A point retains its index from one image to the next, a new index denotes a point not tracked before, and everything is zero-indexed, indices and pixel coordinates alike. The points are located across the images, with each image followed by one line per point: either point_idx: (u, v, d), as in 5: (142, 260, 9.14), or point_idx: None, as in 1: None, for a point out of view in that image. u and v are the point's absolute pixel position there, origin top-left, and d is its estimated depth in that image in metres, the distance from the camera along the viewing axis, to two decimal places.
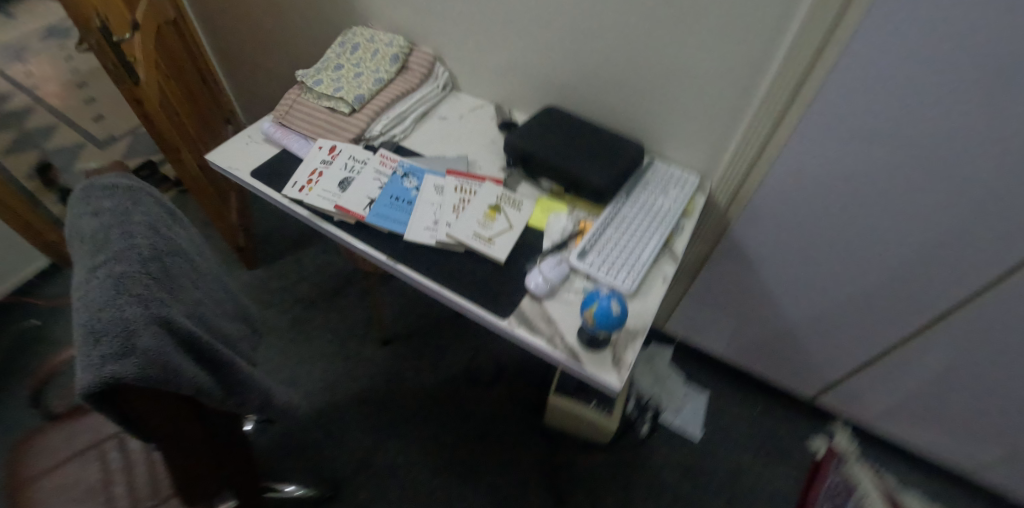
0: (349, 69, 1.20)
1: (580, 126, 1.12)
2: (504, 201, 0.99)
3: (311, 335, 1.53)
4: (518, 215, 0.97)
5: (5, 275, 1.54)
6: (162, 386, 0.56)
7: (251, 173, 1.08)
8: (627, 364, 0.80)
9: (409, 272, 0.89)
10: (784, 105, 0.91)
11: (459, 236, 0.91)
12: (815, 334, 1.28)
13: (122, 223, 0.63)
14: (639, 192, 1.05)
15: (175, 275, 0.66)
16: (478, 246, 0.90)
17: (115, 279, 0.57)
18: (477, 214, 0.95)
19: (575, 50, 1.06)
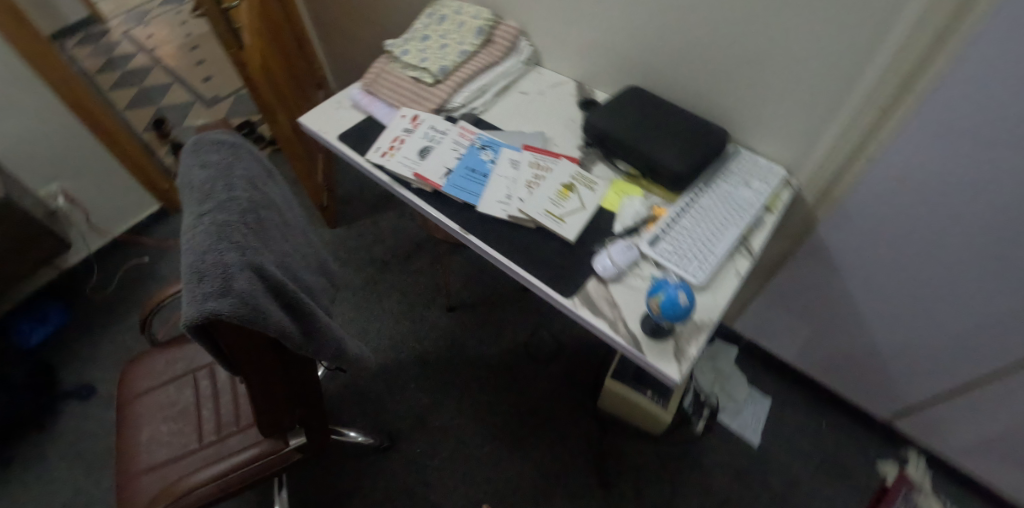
0: (435, 40, 1.22)
1: (663, 108, 1.07)
2: (579, 180, 0.98)
3: (379, 295, 1.62)
4: (592, 196, 0.96)
5: (125, 215, 1.75)
6: (253, 325, 0.58)
7: (339, 137, 1.15)
8: (689, 357, 0.78)
9: (480, 244, 0.92)
10: (892, 96, 0.84)
11: (531, 212, 0.91)
12: (900, 352, 1.18)
13: (226, 177, 0.67)
14: (719, 182, 0.99)
15: (268, 229, 0.69)
16: (549, 223, 0.90)
17: (218, 226, 0.60)
18: (551, 191, 0.95)
19: (664, 31, 1.01)
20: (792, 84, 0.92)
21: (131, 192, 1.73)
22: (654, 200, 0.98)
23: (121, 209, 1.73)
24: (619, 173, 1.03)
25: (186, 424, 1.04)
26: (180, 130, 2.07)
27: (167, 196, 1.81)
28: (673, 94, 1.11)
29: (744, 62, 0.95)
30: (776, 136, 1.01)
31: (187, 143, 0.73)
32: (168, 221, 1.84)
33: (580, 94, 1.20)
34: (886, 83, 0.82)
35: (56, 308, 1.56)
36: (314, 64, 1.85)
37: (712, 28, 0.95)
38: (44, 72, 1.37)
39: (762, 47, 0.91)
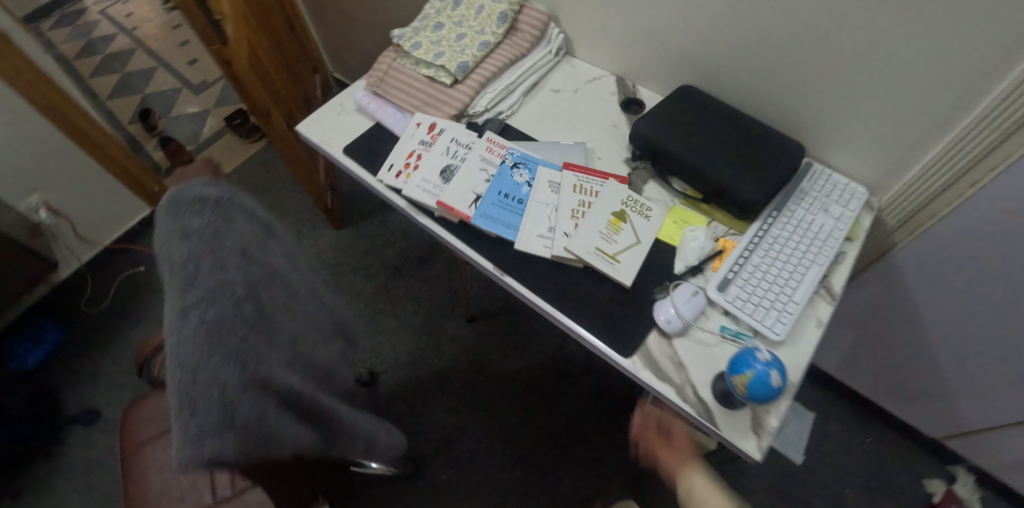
0: (450, 30, 1.05)
1: (723, 114, 0.91)
2: (631, 206, 0.84)
3: (395, 307, 1.51)
4: (647, 228, 0.83)
5: (115, 223, 1.61)
6: (264, 453, 0.48)
7: (345, 150, 0.99)
8: (769, 430, 0.66)
9: (519, 288, 0.79)
10: (1016, 124, 0.68)
11: (579, 250, 0.78)
12: (969, 384, 1.07)
13: (214, 251, 0.53)
14: (794, 207, 0.85)
15: (271, 312, 0.56)
16: (602, 264, 0.77)
17: (208, 328, 0.47)
18: (599, 222, 0.81)
19: (727, 24, 0.84)
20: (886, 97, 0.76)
21: (119, 196, 1.59)
22: (718, 230, 0.85)
23: (110, 216, 1.59)
24: (675, 195, 0.89)
25: (199, 477, 0.96)
26: (169, 121, 1.90)
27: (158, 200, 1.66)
28: (732, 97, 0.94)
29: (825, 69, 0.79)
30: (859, 151, 0.86)
31: (162, 197, 0.58)
32: None
33: (622, 92, 1.04)
34: (1011, 104, 0.67)
35: (51, 326, 1.45)
36: (309, 46, 1.66)
37: (787, 28, 0.78)
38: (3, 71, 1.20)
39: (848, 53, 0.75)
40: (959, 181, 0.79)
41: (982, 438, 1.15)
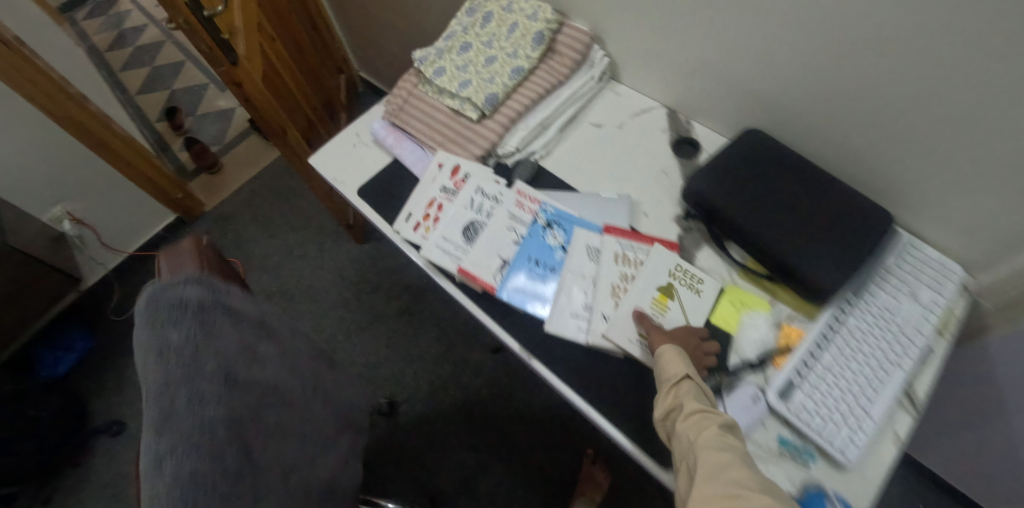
0: (479, 53, 0.92)
1: (794, 170, 0.77)
2: (680, 278, 0.73)
3: (417, 332, 1.44)
4: (699, 307, 0.71)
5: (139, 230, 1.58)
6: None
7: (360, 192, 0.90)
8: None
9: (548, 375, 0.69)
10: None
11: (619, 337, 0.67)
12: None
13: (194, 377, 0.46)
14: (873, 291, 0.73)
15: (257, 450, 0.49)
16: (647, 356, 0.66)
17: (184, 488, 0.40)
18: (641, 299, 0.70)
19: (815, 65, 0.69)
20: (1013, 176, 0.60)
21: (141, 202, 1.55)
22: (781, 313, 0.73)
23: (133, 224, 1.56)
24: (732, 265, 0.77)
25: None
26: (195, 119, 1.85)
27: (182, 204, 1.63)
28: (809, 147, 0.80)
29: (938, 130, 0.63)
30: (961, 228, 0.70)
31: (145, 289, 0.51)
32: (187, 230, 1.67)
33: (674, 129, 0.90)
34: None
35: (79, 335, 1.46)
36: (331, 47, 1.55)
37: (893, 79, 0.63)
38: (16, 82, 1.16)
39: (972, 119, 0.59)
40: None
41: None
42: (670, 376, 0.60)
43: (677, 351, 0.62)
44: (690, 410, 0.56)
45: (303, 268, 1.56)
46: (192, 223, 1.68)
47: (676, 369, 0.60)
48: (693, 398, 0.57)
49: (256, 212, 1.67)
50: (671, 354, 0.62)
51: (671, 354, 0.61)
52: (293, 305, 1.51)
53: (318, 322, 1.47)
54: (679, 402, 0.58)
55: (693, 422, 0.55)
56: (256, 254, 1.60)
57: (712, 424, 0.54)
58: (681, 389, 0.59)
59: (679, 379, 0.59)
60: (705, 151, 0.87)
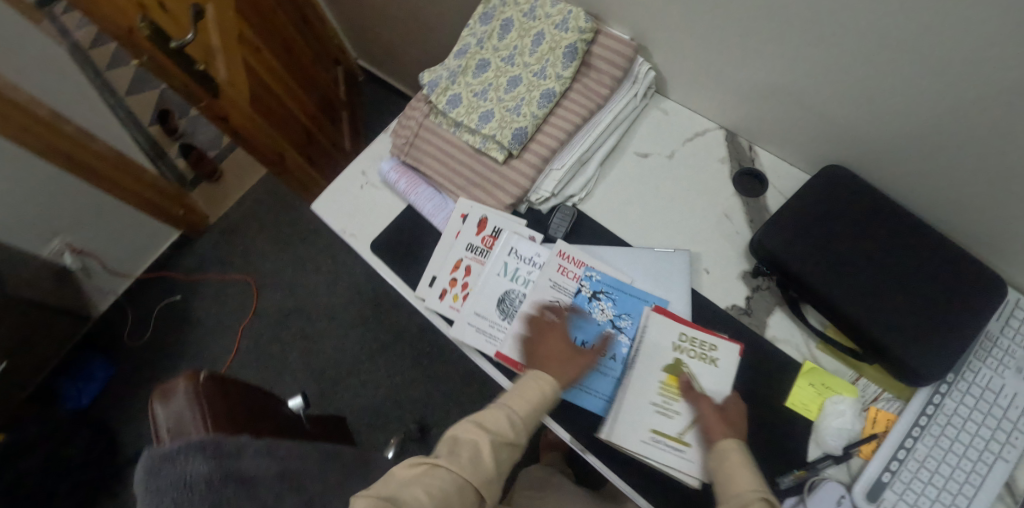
0: (500, 75, 0.78)
1: (885, 220, 0.66)
2: (687, 351, 0.62)
3: (445, 349, 1.35)
4: (712, 383, 0.61)
5: (144, 252, 1.48)
6: None
7: (374, 248, 0.79)
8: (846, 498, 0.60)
9: (608, 473, 0.61)
10: None
11: (631, 438, 0.59)
12: None
13: None
14: (972, 366, 0.63)
15: None
16: (662, 460, 0.58)
17: None
18: (650, 385, 0.61)
19: (946, 106, 0.55)
20: None
21: (142, 223, 1.44)
22: (868, 392, 0.65)
23: (137, 246, 1.46)
24: (809, 334, 0.67)
25: None
26: (186, 119, 1.70)
27: (187, 220, 1.50)
28: (911, 189, 0.66)
29: None
30: None
31: (143, 455, 0.44)
32: (193, 246, 1.56)
33: (735, 158, 0.77)
34: None
35: (99, 364, 1.39)
36: (325, 37, 1.37)
37: None
38: (5, 127, 1.02)
39: None
40: None
41: None
42: (737, 491, 0.52)
43: (740, 456, 0.54)
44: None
45: (319, 284, 1.47)
46: (198, 237, 1.57)
47: (741, 482, 0.52)
48: None
49: (262, 224, 1.56)
50: (737, 463, 0.54)
51: (732, 460, 0.54)
52: (313, 325, 1.42)
53: (340, 344, 1.39)
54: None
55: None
56: (268, 270, 1.50)
57: None
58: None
59: (750, 497, 0.51)
60: (774, 187, 0.74)
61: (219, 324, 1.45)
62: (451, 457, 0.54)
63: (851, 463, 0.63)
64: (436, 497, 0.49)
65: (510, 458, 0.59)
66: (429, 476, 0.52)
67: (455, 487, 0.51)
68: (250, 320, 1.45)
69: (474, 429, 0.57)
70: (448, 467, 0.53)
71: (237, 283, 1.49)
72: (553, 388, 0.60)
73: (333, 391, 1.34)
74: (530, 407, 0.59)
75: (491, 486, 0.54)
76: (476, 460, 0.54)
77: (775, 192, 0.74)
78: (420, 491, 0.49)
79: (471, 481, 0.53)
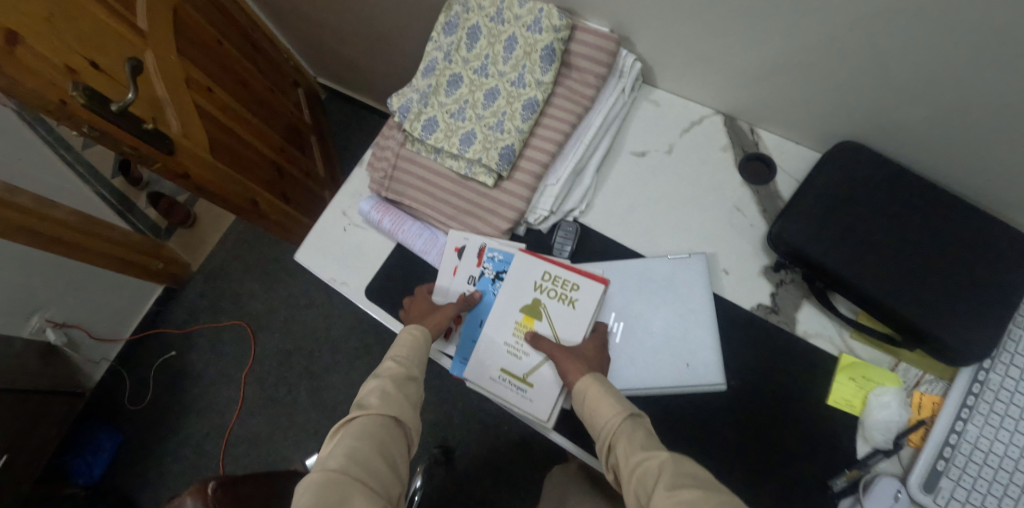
0: (475, 90, 0.72)
1: (908, 194, 0.62)
2: (549, 290, 0.63)
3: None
4: (567, 324, 0.61)
5: (129, 313, 1.40)
6: None
7: (371, 294, 0.74)
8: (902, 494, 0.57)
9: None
10: None
11: (481, 375, 0.64)
12: None
13: None
14: (1013, 333, 0.60)
15: None
16: (509, 397, 0.62)
17: None
18: (506, 327, 0.64)
19: (970, 72, 0.50)
20: None
21: (121, 284, 1.36)
22: (910, 377, 0.62)
23: (119, 309, 1.37)
24: (841, 323, 0.63)
25: None
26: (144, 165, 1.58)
27: (166, 273, 1.40)
28: (930, 156, 0.62)
29: None
30: None
31: None
32: (179, 297, 1.47)
33: (737, 144, 0.72)
34: None
35: (104, 433, 1.31)
36: (283, 61, 1.28)
37: None
38: None
39: None
40: None
41: None
42: (606, 418, 0.52)
43: (595, 386, 0.54)
44: (627, 456, 0.48)
45: (316, 318, 1.38)
46: (183, 287, 1.48)
47: (602, 413, 0.52)
48: (633, 439, 0.49)
49: (247, 263, 1.46)
50: (596, 393, 0.53)
51: (593, 393, 0.53)
52: (316, 362, 1.33)
53: (348, 379, 1.30)
54: (618, 455, 0.49)
55: (635, 473, 0.46)
56: (261, 310, 1.41)
57: (659, 470, 0.45)
58: (618, 440, 0.50)
59: (616, 419, 0.51)
60: (784, 170, 0.70)
61: (219, 375, 1.36)
62: (360, 407, 0.53)
63: (901, 454, 0.60)
64: (364, 439, 0.50)
65: (420, 393, 0.59)
66: (352, 428, 0.51)
67: (375, 425, 0.52)
68: (251, 366, 1.36)
69: (372, 380, 0.57)
70: (361, 414, 0.52)
71: (231, 328, 1.40)
72: (423, 333, 0.62)
73: None
74: (409, 347, 0.60)
75: (410, 413, 0.55)
76: (387, 398, 0.54)
77: (785, 175, 0.70)
78: (348, 442, 0.49)
79: (388, 416, 0.53)
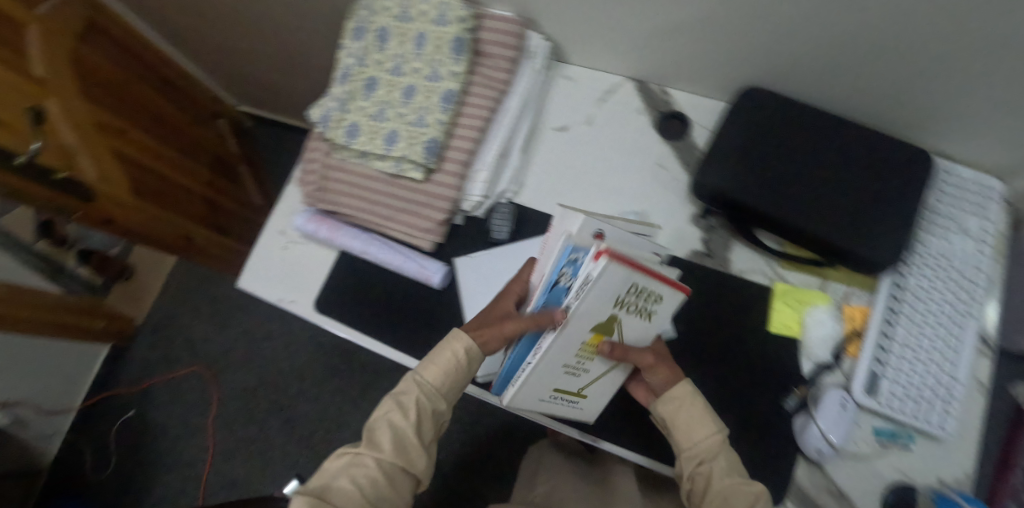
0: (392, 89, 0.72)
1: (804, 128, 0.67)
2: (629, 306, 0.50)
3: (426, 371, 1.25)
4: (636, 333, 0.54)
5: (77, 378, 1.30)
6: None
7: (320, 307, 0.74)
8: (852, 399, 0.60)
9: (629, 454, 0.66)
10: None
11: (530, 398, 0.58)
12: None
13: None
14: (923, 238, 0.66)
15: None
16: (558, 408, 0.61)
17: None
18: (570, 349, 0.53)
19: (836, 6, 0.55)
20: None
21: (63, 350, 1.25)
22: (838, 293, 0.66)
23: (66, 376, 1.27)
24: (770, 256, 0.67)
25: None
26: None
27: (112, 332, 1.32)
28: (820, 87, 0.67)
29: (985, 51, 0.53)
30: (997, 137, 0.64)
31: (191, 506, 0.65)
32: (129, 354, 1.40)
33: (651, 105, 0.75)
34: None
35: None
36: (204, 92, 1.24)
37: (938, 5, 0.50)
38: None
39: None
40: None
41: None
42: (699, 440, 0.55)
43: (694, 403, 0.56)
44: (719, 477, 0.54)
45: (276, 349, 1.33)
46: (131, 343, 1.40)
47: (699, 430, 0.55)
48: (725, 467, 0.54)
49: (195, 306, 1.40)
50: (695, 415, 0.56)
51: (689, 413, 0.56)
52: (284, 393, 1.29)
53: (320, 402, 1.27)
54: (708, 472, 0.54)
55: (723, 497, 0.52)
56: (219, 352, 1.35)
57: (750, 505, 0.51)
58: (709, 461, 0.55)
59: (712, 444, 0.55)
60: (696, 123, 0.73)
61: (184, 426, 1.30)
62: (373, 447, 0.55)
63: (842, 365, 0.64)
64: (366, 490, 0.53)
65: (439, 422, 0.60)
66: (358, 473, 0.54)
67: (382, 473, 0.54)
68: (217, 410, 1.30)
69: (390, 407, 0.57)
70: (373, 457, 0.54)
71: (190, 376, 1.35)
72: (470, 352, 0.59)
73: (327, 451, 1.23)
74: (445, 376, 0.58)
75: (420, 459, 0.57)
76: (399, 443, 0.56)
77: (700, 128, 0.73)
78: (349, 485, 0.52)
79: (395, 463, 0.55)
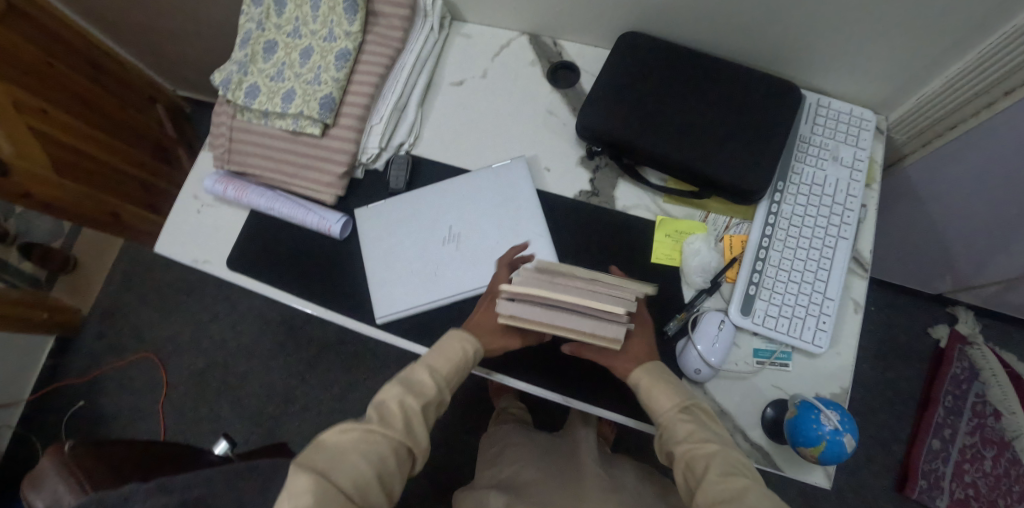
0: (289, 50, 0.74)
1: (680, 69, 0.70)
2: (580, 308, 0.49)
3: (369, 341, 1.27)
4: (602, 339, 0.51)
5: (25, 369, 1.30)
6: None
7: (230, 265, 0.75)
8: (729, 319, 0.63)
9: (610, 415, 0.63)
10: None
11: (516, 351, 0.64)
12: (977, 254, 0.95)
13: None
14: (796, 168, 0.69)
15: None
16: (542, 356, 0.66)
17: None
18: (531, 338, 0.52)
19: None
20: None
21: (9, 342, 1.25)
22: (720, 224, 0.69)
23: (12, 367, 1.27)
24: (654, 192, 0.71)
25: None
26: None
27: (61, 321, 1.33)
28: (696, 30, 0.70)
29: None
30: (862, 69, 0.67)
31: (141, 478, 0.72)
32: (77, 345, 1.40)
33: (544, 58, 0.78)
34: None
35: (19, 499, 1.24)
36: (141, 81, 1.25)
37: None
38: None
39: None
40: (975, 95, 0.63)
41: (998, 294, 1.06)
42: (664, 410, 0.54)
43: (660, 379, 0.56)
44: (678, 443, 0.52)
45: (224, 331, 1.35)
46: (80, 334, 1.40)
47: (663, 401, 0.55)
48: (690, 433, 0.52)
49: (143, 293, 1.41)
50: (654, 386, 0.55)
51: (658, 388, 0.55)
52: (233, 372, 1.31)
53: (268, 380, 1.29)
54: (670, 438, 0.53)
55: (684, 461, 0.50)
56: (168, 337, 1.36)
57: (707, 466, 0.48)
58: (673, 427, 0.53)
59: (671, 416, 0.54)
60: (585, 72, 0.76)
61: (134, 412, 1.31)
62: (385, 421, 0.52)
63: (722, 290, 0.67)
64: (374, 464, 0.48)
65: (438, 413, 0.58)
66: (362, 442, 0.50)
67: (391, 451, 0.50)
68: (167, 395, 1.31)
69: (397, 386, 0.55)
70: (382, 431, 0.51)
71: (139, 363, 1.35)
72: (476, 350, 0.59)
73: (276, 427, 1.25)
74: (454, 368, 0.57)
75: (425, 443, 0.54)
76: (409, 422, 0.53)
77: (589, 76, 0.77)
78: (361, 461, 0.48)
79: (403, 442, 0.51)
